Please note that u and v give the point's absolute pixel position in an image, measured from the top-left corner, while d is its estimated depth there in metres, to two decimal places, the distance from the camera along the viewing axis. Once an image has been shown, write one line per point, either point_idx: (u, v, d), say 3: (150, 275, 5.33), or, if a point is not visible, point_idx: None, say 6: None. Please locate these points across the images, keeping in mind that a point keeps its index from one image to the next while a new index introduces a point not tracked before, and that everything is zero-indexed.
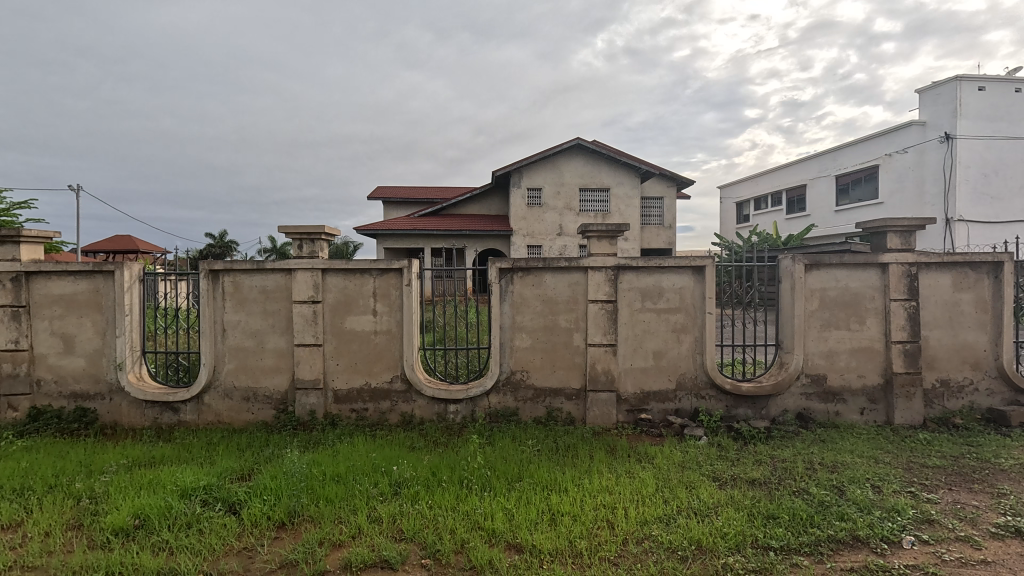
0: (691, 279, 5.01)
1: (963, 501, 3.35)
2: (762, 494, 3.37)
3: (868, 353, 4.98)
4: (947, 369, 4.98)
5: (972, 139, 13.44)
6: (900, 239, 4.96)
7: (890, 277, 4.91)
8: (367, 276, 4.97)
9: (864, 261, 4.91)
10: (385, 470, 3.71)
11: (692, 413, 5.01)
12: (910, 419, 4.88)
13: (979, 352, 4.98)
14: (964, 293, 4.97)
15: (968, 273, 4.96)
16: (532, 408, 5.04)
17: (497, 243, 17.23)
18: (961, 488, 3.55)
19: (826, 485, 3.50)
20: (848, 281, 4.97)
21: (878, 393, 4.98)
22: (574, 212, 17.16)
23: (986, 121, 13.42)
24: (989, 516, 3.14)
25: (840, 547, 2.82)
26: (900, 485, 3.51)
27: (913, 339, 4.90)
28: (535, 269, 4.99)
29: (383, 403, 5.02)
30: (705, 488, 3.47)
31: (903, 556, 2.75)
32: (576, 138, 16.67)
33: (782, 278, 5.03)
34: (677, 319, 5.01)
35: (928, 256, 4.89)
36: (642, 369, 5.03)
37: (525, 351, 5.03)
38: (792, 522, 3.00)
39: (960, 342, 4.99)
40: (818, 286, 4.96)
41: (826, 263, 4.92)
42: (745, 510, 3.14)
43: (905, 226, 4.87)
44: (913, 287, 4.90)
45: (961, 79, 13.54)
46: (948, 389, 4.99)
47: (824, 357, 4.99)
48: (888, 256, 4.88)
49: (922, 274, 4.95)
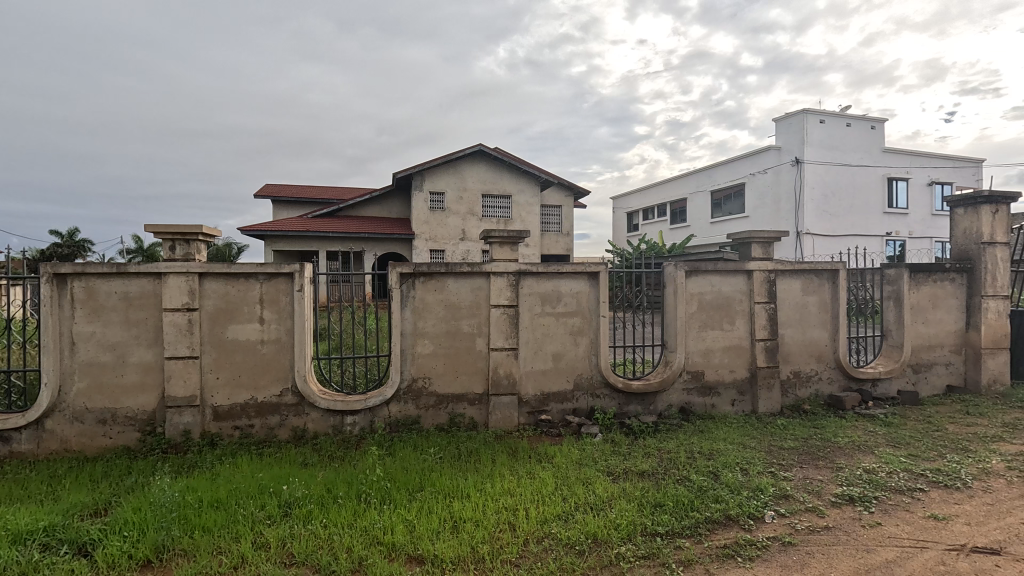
0: (587, 283, 5.28)
1: (811, 476, 3.88)
2: (651, 484, 3.63)
3: (737, 350, 5.58)
4: (798, 362, 5.74)
5: (814, 164, 15.77)
6: (761, 249, 5.64)
7: (754, 282, 5.55)
8: (252, 281, 4.58)
9: (733, 267, 5.51)
10: (273, 491, 3.43)
11: (588, 411, 5.26)
12: (770, 407, 5.56)
13: (822, 347, 5.80)
14: (810, 296, 5.76)
15: (813, 278, 5.77)
16: (434, 415, 4.96)
17: (398, 247, 16.77)
18: (809, 465, 4.10)
19: (703, 471, 3.86)
20: (720, 286, 5.53)
21: (745, 385, 5.60)
22: (476, 218, 17.24)
23: (824, 150, 15.80)
24: (830, 487, 3.67)
25: (715, 527, 3.12)
26: (763, 467, 3.97)
27: (772, 337, 5.59)
28: (437, 274, 4.95)
29: (272, 418, 4.64)
30: (600, 482, 3.66)
31: (765, 529, 3.12)
32: (478, 144, 16.81)
33: (666, 283, 5.47)
34: (574, 322, 5.25)
35: (782, 265, 5.61)
36: (542, 372, 5.18)
37: (426, 358, 4.95)
38: (675, 508, 3.26)
39: (808, 339, 5.77)
40: (696, 291, 5.47)
41: (703, 269, 5.44)
42: (635, 500, 3.36)
43: (765, 238, 5.54)
44: (772, 291, 5.59)
45: (807, 112, 15.77)
46: (799, 379, 5.74)
47: (702, 355, 5.50)
48: (752, 264, 5.53)
49: (778, 279, 5.67)
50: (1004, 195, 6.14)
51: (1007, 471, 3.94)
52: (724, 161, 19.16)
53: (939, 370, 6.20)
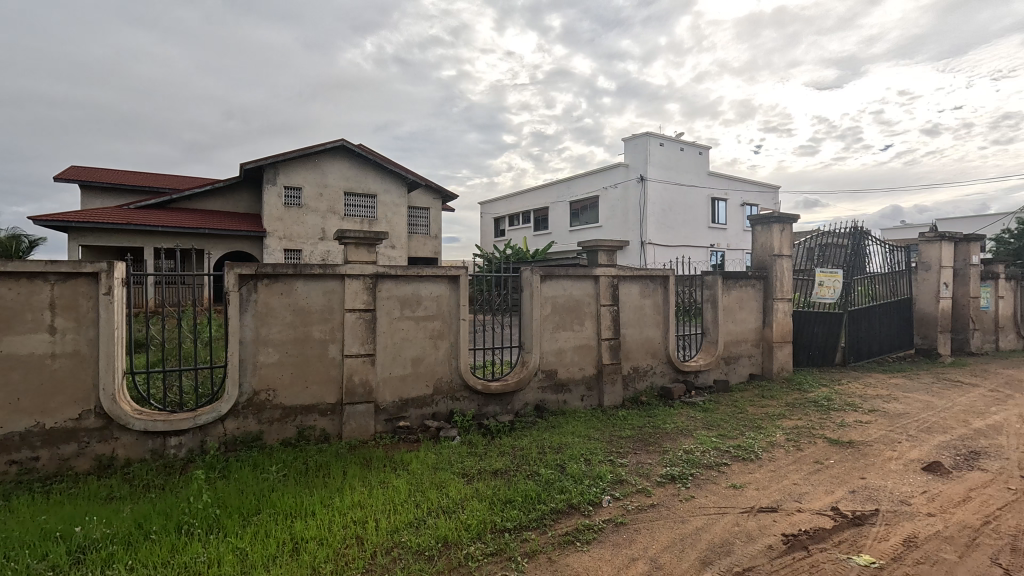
0: (447, 287, 5.30)
1: (642, 460, 4.34)
2: (503, 482, 3.76)
3: (586, 349, 6.04)
4: (636, 358, 6.39)
5: (654, 182, 17.93)
6: (606, 256, 6.18)
7: (600, 287, 6.07)
8: (40, 283, 3.78)
9: (583, 273, 5.96)
10: (63, 535, 2.86)
11: (447, 415, 5.27)
12: (613, 400, 6.11)
13: (656, 344, 6.54)
14: (646, 299, 6.47)
15: (649, 284, 6.49)
16: (279, 430, 4.56)
17: (246, 245, 15.17)
18: (642, 450, 4.60)
19: (551, 465, 4.10)
20: (572, 290, 5.94)
21: (593, 381, 6.08)
22: (338, 217, 16.29)
23: (661, 170, 18.08)
24: (657, 469, 4.15)
25: (558, 516, 3.33)
26: (603, 456, 4.35)
27: (615, 336, 6.16)
28: (284, 276, 4.57)
29: (66, 446, 3.87)
30: (454, 485, 3.69)
31: (602, 512, 3.41)
32: (341, 139, 15.95)
33: (523, 288, 5.72)
34: (434, 326, 5.22)
35: (624, 271, 6.21)
36: (400, 377, 5.07)
37: (270, 367, 4.54)
38: (523, 502, 3.42)
39: (645, 337, 6.46)
40: (550, 295, 5.81)
41: (556, 274, 5.80)
42: (487, 499, 3.45)
43: (610, 246, 6.08)
44: (615, 295, 6.17)
45: (650, 135, 17.77)
46: (638, 374, 6.40)
47: (555, 354, 5.85)
48: (599, 270, 6.04)
49: (621, 284, 6.27)
50: (788, 217, 7.54)
51: (786, 442, 4.84)
52: (581, 175, 20.59)
53: (744, 361, 7.38)
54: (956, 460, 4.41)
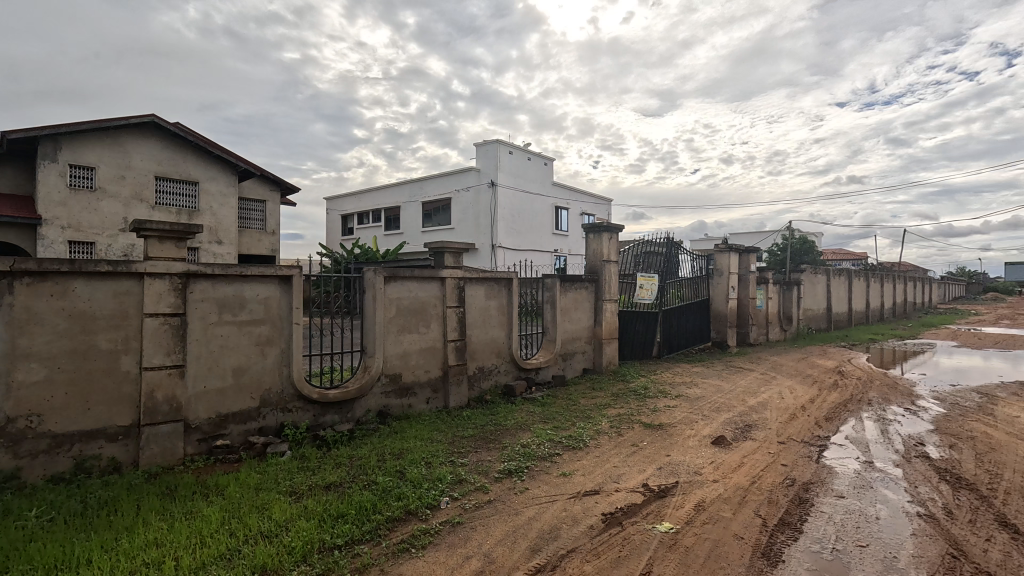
0: (277, 288, 4.82)
1: (482, 458, 4.45)
2: (335, 496, 3.53)
3: (431, 351, 5.99)
4: (481, 358, 6.54)
5: (504, 188, 18.71)
6: (452, 258, 6.21)
7: (446, 288, 6.08)
8: None
9: (428, 274, 5.90)
10: None
11: (276, 429, 4.79)
12: (458, 401, 6.16)
13: (500, 344, 6.77)
14: (491, 300, 6.66)
15: (494, 285, 6.69)
16: (46, 464, 3.69)
17: (10, 235, 12.08)
18: (483, 448, 4.71)
19: (390, 472, 3.98)
20: (417, 291, 5.85)
21: (438, 383, 6.05)
22: (146, 205, 13.86)
23: (510, 177, 18.96)
24: (495, 465, 4.28)
25: (394, 524, 3.23)
26: (445, 457, 4.36)
27: (460, 337, 6.22)
28: (55, 274, 3.71)
29: None
30: (278, 505, 3.36)
31: (439, 515, 3.41)
32: (150, 114, 13.61)
33: (365, 289, 5.46)
34: (260, 331, 4.71)
35: (469, 272, 6.32)
36: (218, 390, 4.46)
37: (33, 387, 3.65)
38: (357, 515, 3.25)
39: (490, 338, 6.65)
40: (394, 296, 5.65)
41: (401, 276, 5.65)
42: (316, 517, 3.20)
43: (456, 248, 6.12)
44: (461, 296, 6.24)
45: (500, 143, 18.50)
46: (483, 373, 6.55)
47: (399, 358, 5.69)
48: (445, 272, 6.04)
49: (466, 286, 6.36)
50: (615, 226, 8.41)
51: (610, 430, 5.38)
52: (433, 176, 20.29)
53: (578, 357, 8.03)
54: (735, 433, 5.35)
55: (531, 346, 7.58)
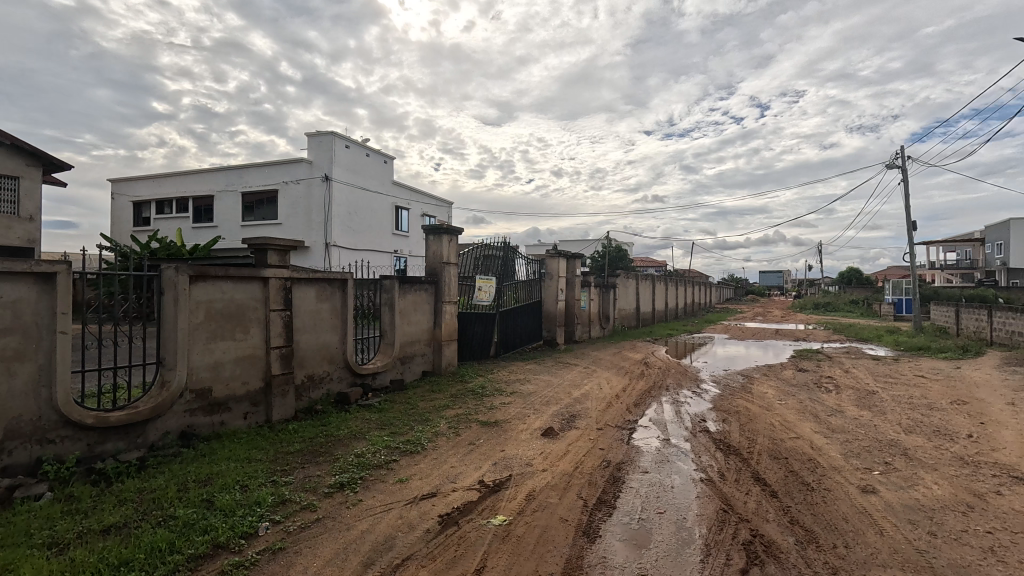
0: (33, 289, 3.81)
1: (310, 473, 4.10)
2: (117, 540, 2.92)
3: (251, 360, 5.32)
4: (311, 365, 6.02)
5: (339, 183, 17.65)
6: (277, 256, 5.59)
7: (269, 289, 5.46)
8: None
9: (247, 274, 5.24)
10: None
11: (30, 467, 3.77)
12: (283, 414, 5.58)
13: (333, 349, 6.32)
14: (323, 303, 6.19)
15: (326, 287, 6.24)
16: None
17: None
18: (311, 463, 4.35)
19: (194, 502, 3.43)
20: (233, 293, 5.15)
21: (259, 395, 5.40)
22: None
23: (347, 172, 17.97)
24: (325, 479, 3.98)
25: (198, 564, 2.80)
26: (265, 478, 3.91)
27: (286, 343, 5.65)
28: None
29: None
30: (30, 563, 2.65)
31: (257, 543, 3.05)
32: None
33: (164, 290, 4.63)
34: (6, 343, 3.67)
35: (297, 272, 5.79)
36: None
37: None
38: (147, 560, 2.74)
39: (321, 343, 6.16)
40: (203, 299, 4.89)
41: (212, 275, 4.92)
42: (87, 570, 2.61)
43: (283, 245, 5.55)
44: (287, 298, 5.68)
45: (335, 135, 17.44)
46: (313, 382, 6.04)
47: (209, 369, 4.94)
48: (268, 271, 5.43)
49: (294, 287, 5.81)
50: (455, 229, 8.49)
51: (448, 431, 5.41)
52: (256, 164, 18.06)
53: (417, 360, 7.92)
54: (562, 423, 5.81)
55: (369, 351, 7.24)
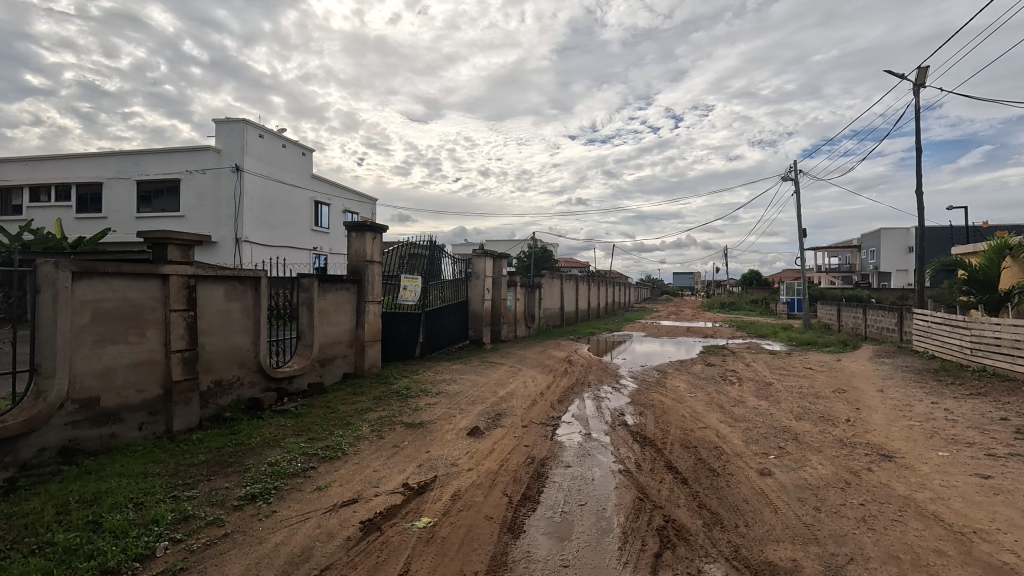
0: None
1: (218, 486, 3.81)
2: None
3: (148, 366, 4.83)
4: (219, 370, 5.58)
5: (252, 175, 16.52)
6: (179, 251, 5.12)
7: (170, 288, 4.99)
8: None
9: (143, 271, 4.75)
10: None
11: None
12: (186, 423, 5.12)
13: (244, 352, 5.90)
14: (233, 303, 5.76)
15: (237, 285, 5.81)
16: None
17: None
18: (218, 475, 4.03)
19: (77, 525, 3.07)
20: (126, 292, 4.66)
21: (158, 404, 4.92)
22: None
23: (261, 163, 16.88)
24: (235, 491, 3.72)
25: None
26: (164, 494, 3.58)
27: (190, 346, 5.19)
28: None
29: None
30: None
31: (154, 566, 2.79)
32: None
33: (41, 289, 4.09)
34: None
35: (203, 270, 5.34)
36: None
37: None
38: None
39: (231, 346, 5.73)
40: (89, 298, 4.38)
41: (100, 272, 4.42)
42: None
43: (186, 240, 5.10)
44: (191, 298, 5.22)
45: (247, 123, 16.32)
46: (221, 388, 5.60)
47: (97, 377, 4.43)
48: (169, 268, 4.96)
49: (199, 286, 5.36)
50: (379, 226, 8.25)
51: (371, 434, 5.24)
52: (154, 150, 16.45)
53: (338, 362, 7.60)
54: (487, 422, 5.84)
55: (285, 353, 6.84)
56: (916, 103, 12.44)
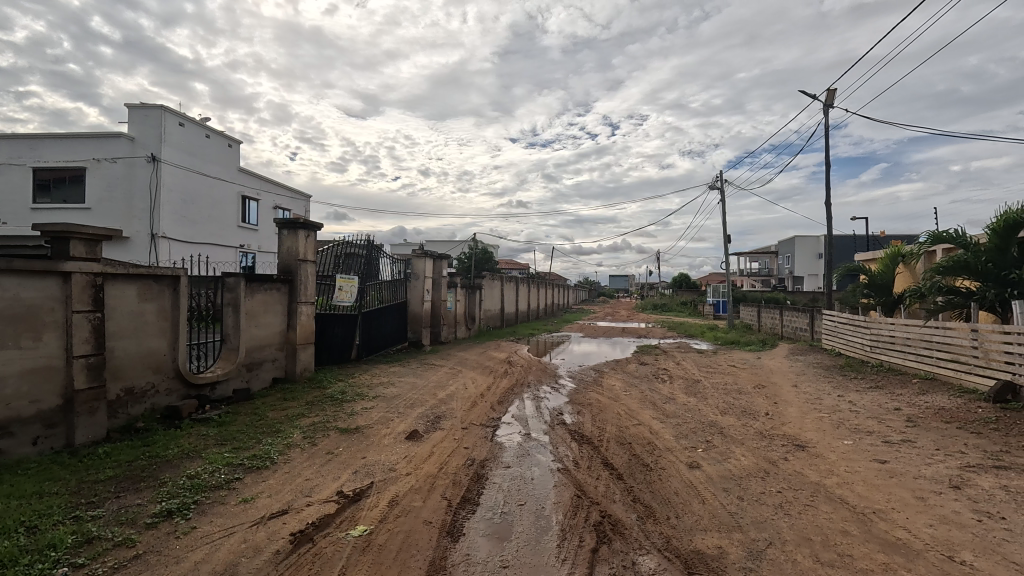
0: None
1: (127, 503, 3.49)
2: None
3: (44, 373, 4.34)
4: (130, 377, 5.12)
5: (171, 166, 15.31)
6: (84, 246, 4.65)
7: (73, 287, 4.51)
8: None
9: (39, 267, 4.28)
10: None
11: None
12: (91, 435, 4.64)
13: (160, 357, 5.45)
14: (147, 303, 5.31)
15: (152, 285, 5.36)
16: None
17: None
18: (129, 491, 3.69)
19: None
20: (18, 291, 4.17)
21: (56, 415, 4.42)
22: None
23: (180, 153, 15.69)
24: (147, 508, 3.42)
25: None
26: (63, 515, 3.23)
27: (96, 351, 4.70)
28: None
29: None
30: None
31: None
32: None
33: None
34: None
35: (113, 267, 4.88)
36: None
37: None
38: None
39: (144, 351, 5.28)
40: None
41: None
42: None
43: (92, 234, 4.64)
44: (99, 298, 4.74)
45: (165, 109, 15.13)
46: (132, 397, 5.14)
47: None
48: (71, 265, 4.49)
49: (107, 285, 4.90)
50: (312, 224, 7.90)
51: (302, 441, 5.00)
52: (55, 134, 14.90)
53: (267, 366, 7.20)
54: (427, 425, 5.75)
55: (208, 358, 6.38)
56: (826, 122, 13.62)
